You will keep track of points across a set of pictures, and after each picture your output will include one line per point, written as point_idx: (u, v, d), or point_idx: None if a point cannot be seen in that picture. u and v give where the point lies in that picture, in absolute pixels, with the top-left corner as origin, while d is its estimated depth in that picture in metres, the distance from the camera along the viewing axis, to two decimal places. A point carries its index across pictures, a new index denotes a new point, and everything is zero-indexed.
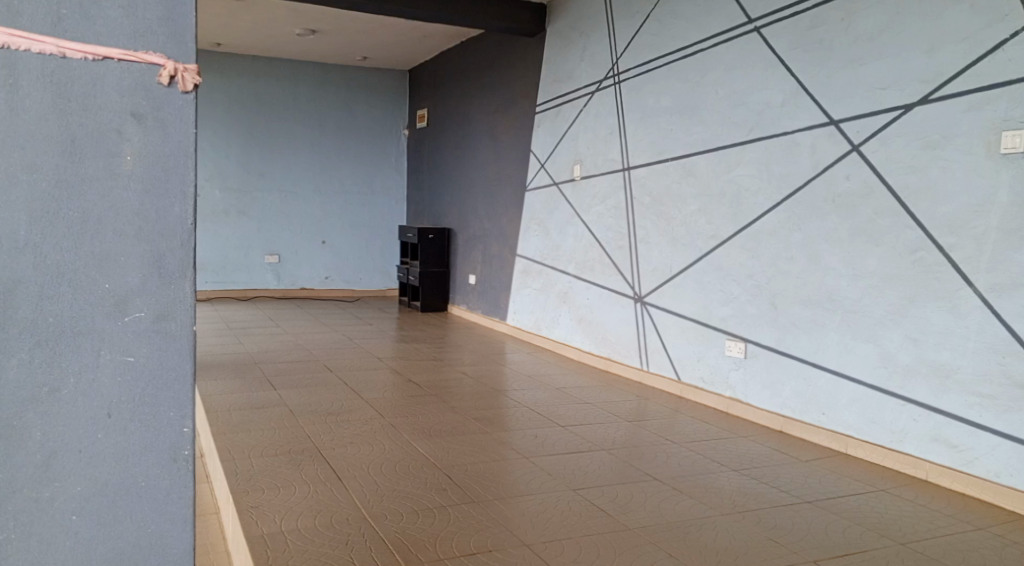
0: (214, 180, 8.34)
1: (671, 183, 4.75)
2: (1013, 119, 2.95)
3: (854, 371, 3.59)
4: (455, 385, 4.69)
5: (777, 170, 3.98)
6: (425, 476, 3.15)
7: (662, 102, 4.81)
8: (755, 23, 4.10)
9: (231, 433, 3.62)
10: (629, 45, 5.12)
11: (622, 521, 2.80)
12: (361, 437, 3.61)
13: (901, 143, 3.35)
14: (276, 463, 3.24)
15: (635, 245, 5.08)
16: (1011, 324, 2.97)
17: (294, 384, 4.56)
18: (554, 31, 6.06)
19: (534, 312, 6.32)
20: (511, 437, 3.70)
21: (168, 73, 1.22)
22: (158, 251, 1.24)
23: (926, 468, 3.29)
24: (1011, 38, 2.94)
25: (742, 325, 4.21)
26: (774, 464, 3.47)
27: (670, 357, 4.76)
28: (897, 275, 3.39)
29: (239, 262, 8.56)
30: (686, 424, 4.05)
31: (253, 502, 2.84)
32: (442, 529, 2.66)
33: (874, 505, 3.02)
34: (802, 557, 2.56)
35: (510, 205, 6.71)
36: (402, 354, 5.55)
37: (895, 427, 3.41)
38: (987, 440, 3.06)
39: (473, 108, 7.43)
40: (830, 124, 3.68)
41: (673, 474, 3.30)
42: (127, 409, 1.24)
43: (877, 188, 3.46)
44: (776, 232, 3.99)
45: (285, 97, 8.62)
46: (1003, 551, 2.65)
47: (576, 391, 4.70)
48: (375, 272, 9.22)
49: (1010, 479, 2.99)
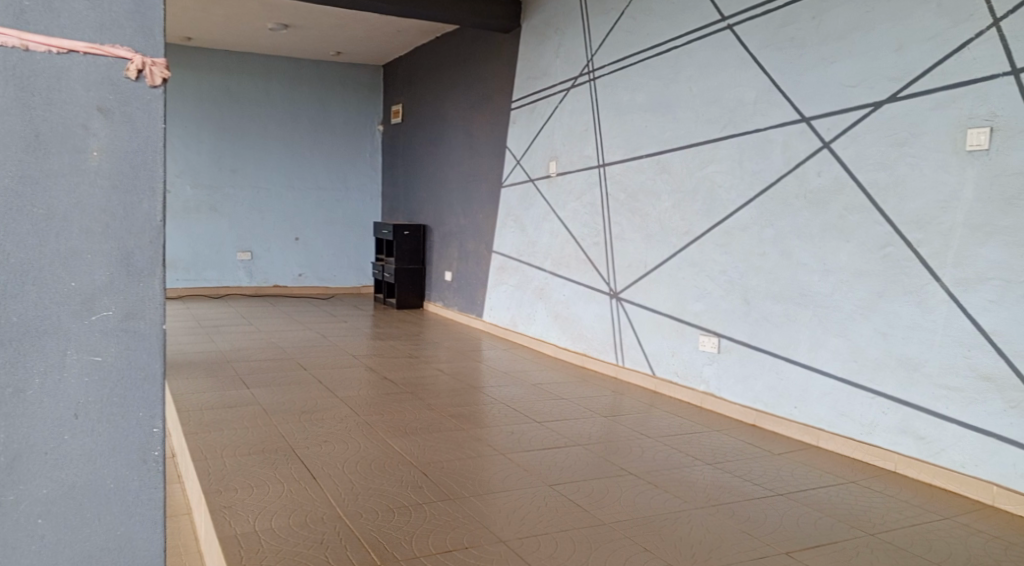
0: (184, 176, 8.23)
1: (646, 180, 4.76)
2: (978, 117, 3.00)
3: (826, 365, 3.63)
4: (431, 382, 4.67)
5: (749, 167, 4.02)
6: (401, 474, 3.13)
7: (636, 99, 4.83)
8: (728, 21, 4.13)
9: (203, 432, 3.57)
10: (603, 41, 5.13)
11: (597, 516, 2.80)
12: (335, 435, 3.58)
13: (870, 140, 3.40)
14: (250, 462, 3.21)
15: (610, 241, 5.09)
16: (976, 318, 3.02)
17: (268, 383, 4.52)
18: (529, 28, 6.06)
19: (510, 308, 6.32)
20: (488, 434, 3.69)
21: (136, 67, 1.21)
22: (126, 249, 1.24)
23: (895, 460, 3.34)
24: (976, 38, 2.99)
25: (716, 320, 4.25)
26: (747, 458, 3.50)
27: (645, 352, 4.78)
28: (867, 270, 3.43)
29: (210, 259, 8.45)
30: (661, 419, 4.08)
31: (226, 502, 2.80)
32: (418, 526, 2.65)
33: (844, 497, 3.06)
34: (776, 549, 2.59)
35: (486, 202, 6.70)
36: (377, 352, 5.52)
37: (865, 420, 3.46)
38: (953, 432, 3.12)
39: (448, 104, 7.40)
40: (802, 122, 3.72)
41: (648, 469, 3.32)
42: (95, 410, 1.24)
43: (847, 185, 3.51)
44: (748, 228, 4.02)
45: (257, 92, 8.52)
46: (969, 540, 2.70)
47: (552, 387, 4.70)
48: (350, 269, 9.15)
49: (976, 469, 3.05)
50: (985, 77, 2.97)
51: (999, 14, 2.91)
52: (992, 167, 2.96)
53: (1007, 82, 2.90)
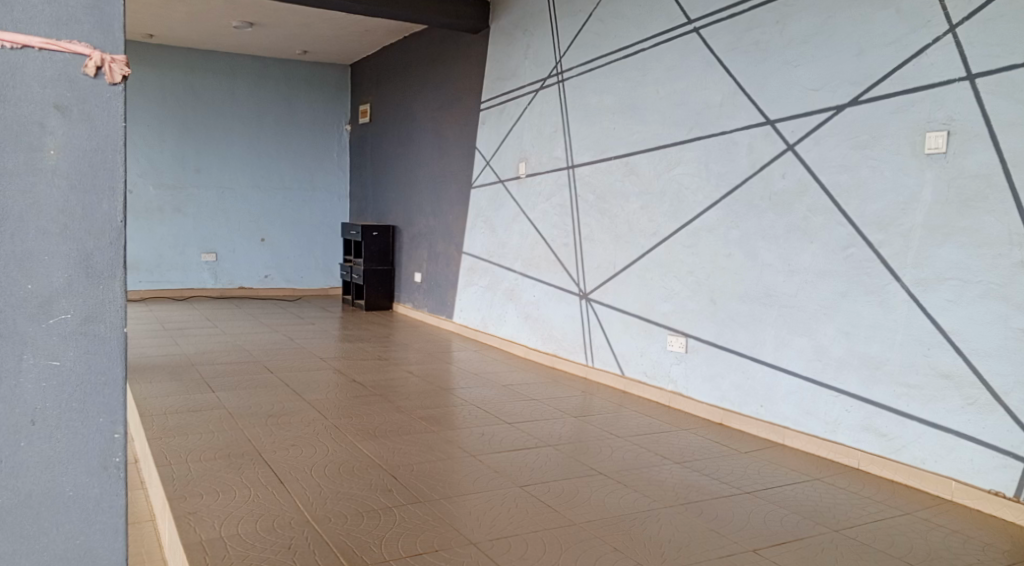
0: (146, 176, 8.08)
1: (614, 181, 4.78)
2: (936, 121, 3.06)
3: (791, 364, 3.68)
4: (399, 384, 4.64)
5: (715, 169, 4.05)
6: (370, 477, 3.10)
7: (605, 100, 4.85)
8: (694, 24, 4.16)
9: (168, 437, 3.50)
10: (571, 43, 5.15)
11: (568, 517, 2.80)
12: (303, 439, 3.54)
13: (833, 143, 3.45)
14: (215, 467, 3.15)
15: (579, 242, 5.10)
16: (935, 317, 3.08)
17: (234, 386, 4.45)
18: (498, 29, 6.05)
19: (480, 310, 6.30)
20: (458, 436, 3.67)
21: (94, 64, 1.18)
22: (86, 250, 1.20)
23: (859, 457, 3.39)
24: (934, 43, 3.05)
25: (683, 320, 4.28)
26: (715, 456, 3.53)
27: (615, 352, 4.80)
28: (830, 270, 3.48)
29: (173, 260, 8.31)
30: (630, 418, 4.11)
31: (191, 508, 2.75)
32: (388, 530, 2.62)
33: (809, 494, 3.10)
34: (743, 547, 2.61)
35: (455, 202, 6.67)
36: (345, 354, 5.47)
37: (829, 418, 3.51)
38: (914, 429, 3.17)
39: (416, 104, 7.36)
40: (766, 124, 3.76)
41: (617, 468, 3.33)
42: (53, 416, 1.20)
43: (811, 186, 3.55)
44: (714, 229, 4.06)
45: (221, 91, 8.39)
46: (930, 534, 2.75)
47: (521, 388, 4.70)
48: (317, 271, 9.06)
49: (935, 465, 3.11)
50: (942, 81, 3.03)
51: (955, 21, 2.98)
52: (949, 169, 3.03)
53: (963, 87, 2.96)
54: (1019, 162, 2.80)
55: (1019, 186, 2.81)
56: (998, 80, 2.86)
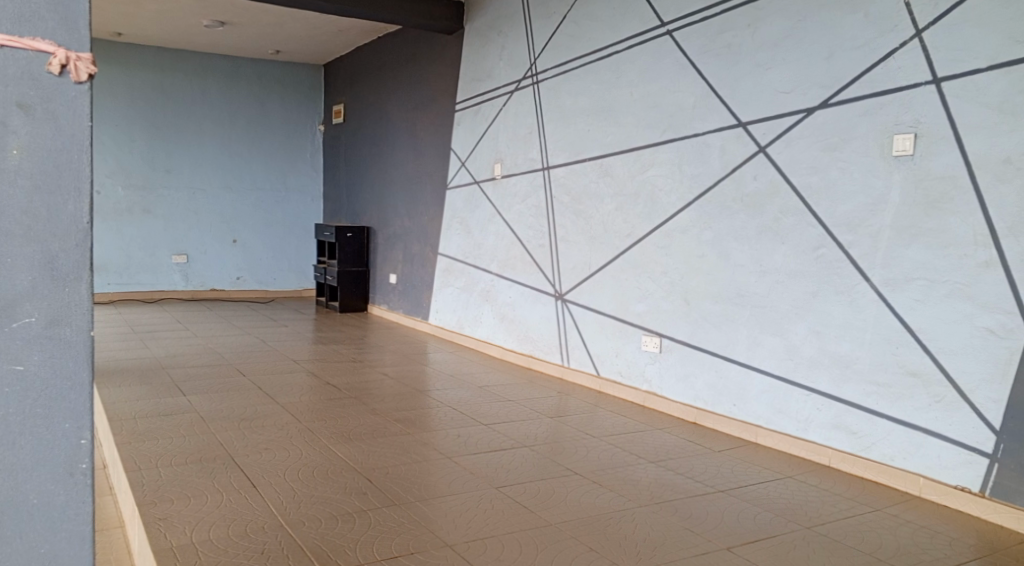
0: (115, 176, 7.95)
1: (588, 182, 4.80)
2: (903, 123, 3.11)
3: (762, 363, 3.71)
4: (374, 386, 4.61)
5: (688, 170, 4.08)
6: (344, 480, 3.07)
7: (579, 102, 4.86)
8: (667, 27, 4.18)
9: (137, 442, 3.44)
10: (545, 45, 5.16)
11: (543, 517, 2.80)
12: (276, 443, 3.50)
13: (804, 145, 3.48)
14: (187, 471, 3.10)
15: (555, 243, 5.10)
16: (902, 316, 3.13)
17: (206, 389, 4.39)
18: (472, 30, 6.04)
19: (456, 311, 6.28)
20: (433, 438, 3.65)
21: (59, 62, 1.15)
22: (50, 252, 1.17)
23: (830, 455, 3.42)
24: (901, 47, 3.10)
25: (658, 320, 4.30)
26: (690, 455, 3.55)
27: (590, 353, 4.81)
28: (802, 271, 3.51)
29: (143, 262, 8.17)
30: (604, 418, 4.12)
31: (161, 513, 2.70)
32: (363, 533, 2.60)
33: (781, 490, 3.14)
34: (715, 545, 2.62)
35: (430, 203, 6.65)
36: (320, 356, 5.43)
37: (801, 417, 3.54)
38: (883, 426, 3.22)
39: (391, 104, 7.32)
40: (738, 126, 3.80)
41: (592, 469, 3.33)
42: (16, 422, 1.17)
43: (782, 188, 3.59)
44: (688, 230, 4.09)
45: (191, 90, 8.28)
46: (899, 529, 2.79)
47: (497, 389, 4.69)
48: (290, 272, 8.97)
49: (903, 462, 3.15)
50: (909, 85, 3.08)
51: (921, 25, 3.03)
52: (916, 171, 3.08)
53: (929, 90, 3.01)
54: (983, 164, 2.86)
55: (984, 187, 2.86)
56: (963, 84, 2.91)
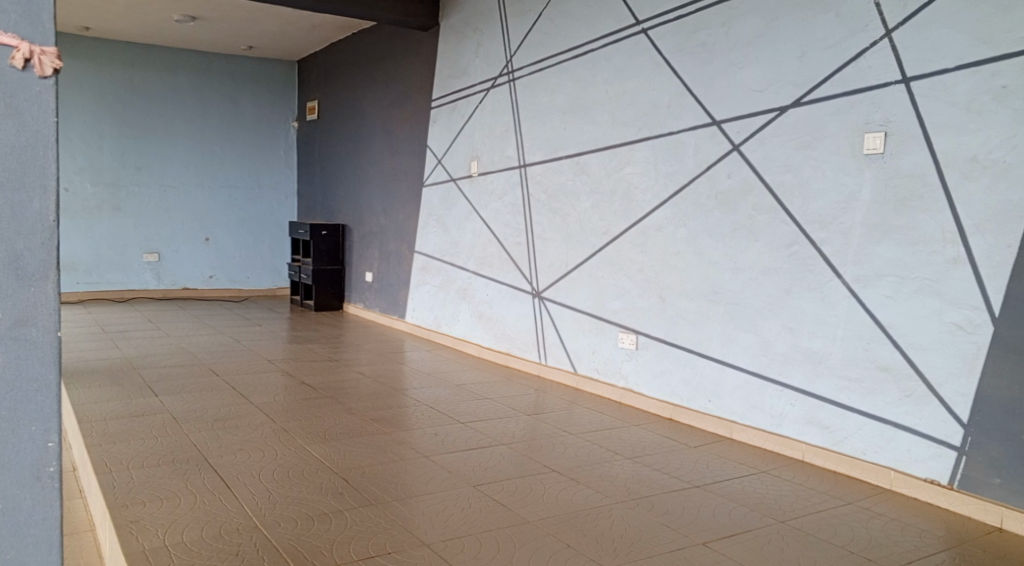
0: (84, 173, 7.81)
1: (565, 180, 4.80)
2: (873, 122, 3.15)
3: (737, 359, 3.73)
4: (350, 385, 4.58)
5: (663, 168, 4.09)
6: (320, 481, 3.04)
7: (555, 100, 4.85)
8: (643, 25, 4.19)
9: (107, 444, 3.38)
10: (521, 43, 5.15)
11: (521, 515, 2.79)
12: (251, 443, 3.45)
13: (777, 143, 3.51)
14: (158, 473, 3.05)
15: (532, 241, 5.10)
16: (874, 313, 3.17)
17: (178, 390, 4.32)
18: (447, 27, 6.01)
19: (433, 309, 6.25)
20: (410, 436, 3.63)
21: (23, 56, 1.12)
22: (15, 251, 1.14)
23: (803, 449, 3.45)
24: (872, 47, 3.14)
25: (634, 318, 4.31)
26: (665, 451, 3.56)
27: (567, 350, 4.82)
28: (775, 268, 3.54)
29: (113, 261, 8.04)
30: (581, 415, 4.12)
31: (133, 516, 2.65)
32: (339, 534, 2.57)
33: (756, 486, 3.16)
34: (693, 541, 2.63)
35: (406, 201, 6.60)
36: (294, 355, 5.37)
37: (774, 412, 3.57)
38: (854, 421, 3.25)
39: (366, 101, 7.26)
40: (712, 124, 3.82)
41: (570, 465, 3.33)
42: None
43: (756, 186, 3.61)
44: (663, 228, 4.10)
45: (162, 85, 8.15)
46: (871, 522, 2.82)
47: (475, 387, 4.67)
48: (264, 271, 8.87)
49: (875, 455, 3.19)
50: (879, 85, 3.12)
51: (891, 26, 3.07)
52: (886, 169, 3.11)
53: (898, 90, 3.05)
54: (951, 163, 2.91)
55: (951, 186, 2.91)
56: (931, 84, 2.95)
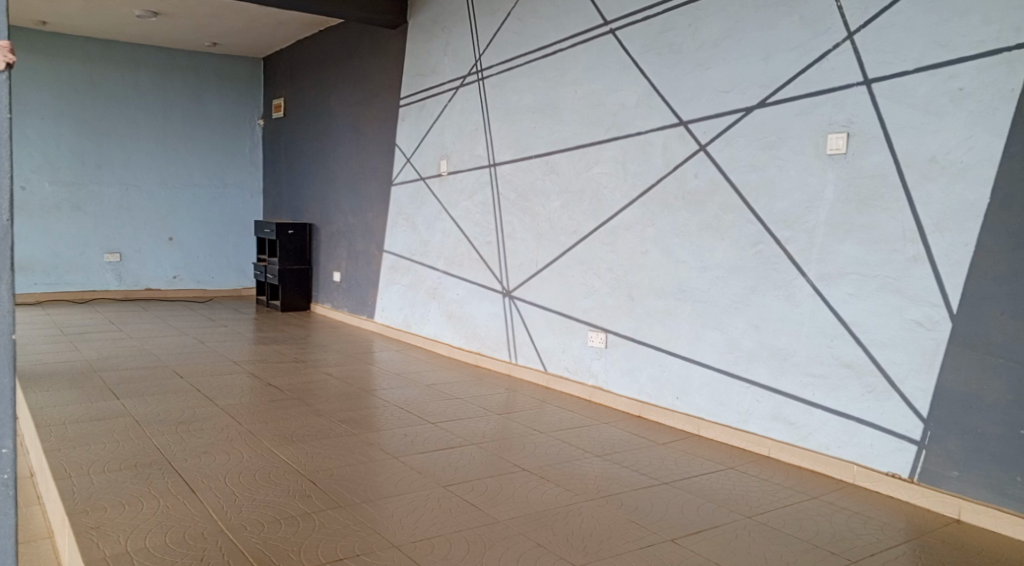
0: (42, 172, 7.62)
1: (535, 179, 4.79)
2: (836, 123, 3.19)
3: (704, 357, 3.76)
4: (318, 387, 4.51)
5: (632, 169, 4.11)
6: (287, 483, 2.99)
7: (525, 99, 4.85)
8: (611, 25, 4.20)
9: (66, 448, 3.29)
10: (490, 42, 5.13)
11: (491, 514, 2.78)
12: (216, 446, 3.39)
13: (742, 143, 3.55)
14: (120, 478, 2.98)
15: (502, 239, 5.08)
16: (837, 310, 3.21)
17: (140, 392, 4.23)
18: (416, 25, 5.98)
19: (402, 309, 6.20)
20: (379, 438, 3.59)
21: None
22: None
23: (769, 445, 3.48)
24: (834, 49, 3.18)
25: (604, 317, 4.32)
26: (634, 448, 3.58)
27: (537, 349, 4.81)
28: (741, 267, 3.57)
29: (72, 261, 7.85)
30: (552, 413, 4.12)
31: (94, 522, 2.59)
32: (307, 537, 2.54)
33: (723, 482, 3.18)
34: (661, 537, 2.65)
35: (375, 200, 6.55)
36: (261, 357, 5.29)
37: (741, 409, 3.60)
38: (818, 417, 3.29)
39: (333, 99, 7.19)
40: (679, 125, 3.84)
41: (540, 464, 3.33)
42: None
43: (722, 186, 3.64)
44: (632, 227, 4.11)
45: (123, 82, 7.99)
46: (834, 516, 2.86)
47: (445, 387, 4.64)
48: (229, 271, 8.73)
49: (838, 450, 3.23)
50: (841, 86, 3.16)
51: (853, 28, 3.11)
52: (848, 169, 3.16)
53: (861, 91, 3.10)
54: (911, 163, 2.96)
55: (911, 186, 2.96)
56: (892, 86, 3.00)
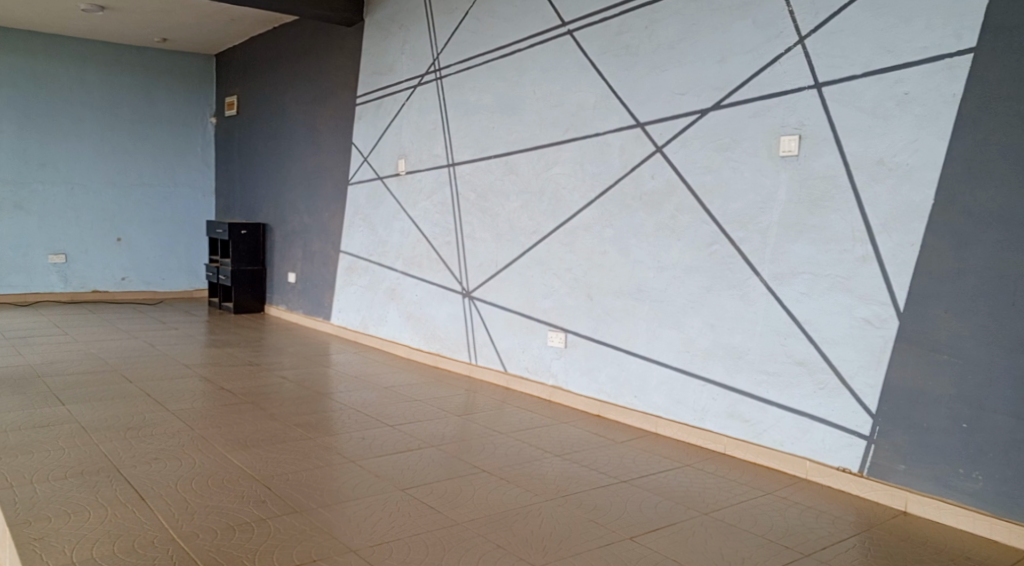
0: None
1: (494, 179, 4.77)
2: (788, 125, 3.24)
3: (661, 355, 3.78)
4: (274, 390, 4.42)
5: (590, 169, 4.11)
6: (241, 489, 2.92)
7: (483, 99, 4.82)
8: (568, 27, 4.20)
9: (8, 457, 3.16)
10: (447, 41, 5.09)
11: (450, 517, 2.74)
12: (168, 452, 3.29)
13: (697, 144, 3.58)
14: (66, 486, 2.87)
15: (461, 240, 5.05)
16: (790, 309, 3.26)
17: (87, 398, 4.09)
18: (372, 23, 5.91)
19: (359, 310, 6.13)
20: (336, 441, 3.53)
21: None
22: None
23: (725, 442, 3.52)
24: (786, 53, 3.23)
25: (563, 317, 4.32)
26: (592, 447, 3.58)
27: (497, 350, 4.78)
28: (697, 267, 3.60)
29: (15, 262, 7.58)
30: (512, 414, 4.10)
31: (37, 533, 2.49)
32: (262, 544, 2.48)
33: (682, 479, 3.20)
34: (619, 535, 2.64)
35: (331, 199, 6.45)
36: (215, 360, 5.17)
37: (698, 406, 3.63)
38: (773, 414, 3.34)
39: (287, 97, 7.07)
40: (636, 127, 3.86)
41: (501, 466, 3.30)
42: None
43: (678, 187, 3.66)
44: (590, 228, 4.12)
45: (68, 77, 7.74)
46: (789, 511, 2.89)
47: (403, 389, 4.59)
48: (181, 272, 8.52)
49: (792, 447, 3.27)
50: (794, 89, 3.21)
51: (804, 33, 3.16)
52: (800, 171, 3.21)
53: (811, 94, 3.15)
54: (860, 164, 3.01)
55: (860, 187, 3.02)
56: (841, 89, 3.06)
